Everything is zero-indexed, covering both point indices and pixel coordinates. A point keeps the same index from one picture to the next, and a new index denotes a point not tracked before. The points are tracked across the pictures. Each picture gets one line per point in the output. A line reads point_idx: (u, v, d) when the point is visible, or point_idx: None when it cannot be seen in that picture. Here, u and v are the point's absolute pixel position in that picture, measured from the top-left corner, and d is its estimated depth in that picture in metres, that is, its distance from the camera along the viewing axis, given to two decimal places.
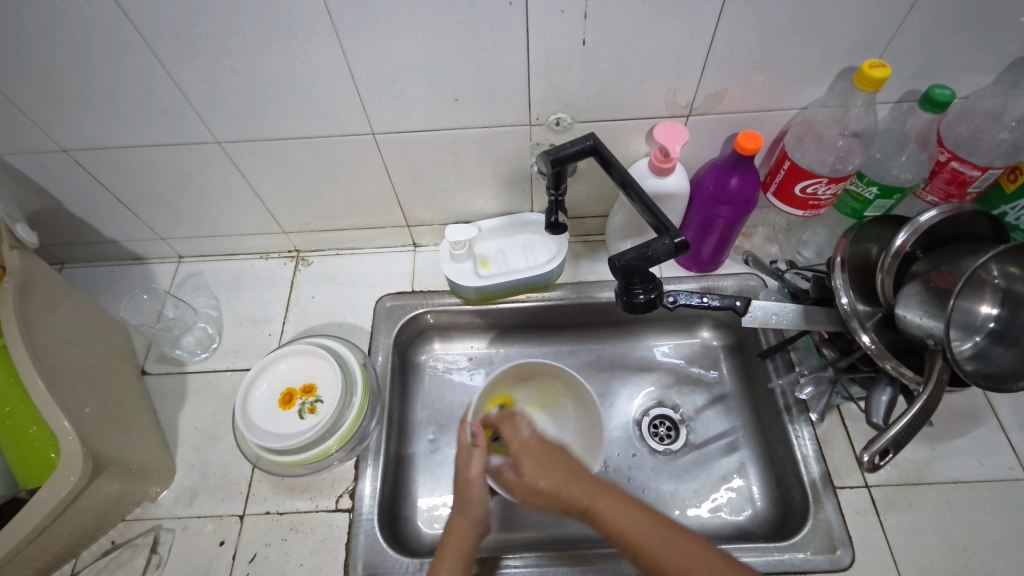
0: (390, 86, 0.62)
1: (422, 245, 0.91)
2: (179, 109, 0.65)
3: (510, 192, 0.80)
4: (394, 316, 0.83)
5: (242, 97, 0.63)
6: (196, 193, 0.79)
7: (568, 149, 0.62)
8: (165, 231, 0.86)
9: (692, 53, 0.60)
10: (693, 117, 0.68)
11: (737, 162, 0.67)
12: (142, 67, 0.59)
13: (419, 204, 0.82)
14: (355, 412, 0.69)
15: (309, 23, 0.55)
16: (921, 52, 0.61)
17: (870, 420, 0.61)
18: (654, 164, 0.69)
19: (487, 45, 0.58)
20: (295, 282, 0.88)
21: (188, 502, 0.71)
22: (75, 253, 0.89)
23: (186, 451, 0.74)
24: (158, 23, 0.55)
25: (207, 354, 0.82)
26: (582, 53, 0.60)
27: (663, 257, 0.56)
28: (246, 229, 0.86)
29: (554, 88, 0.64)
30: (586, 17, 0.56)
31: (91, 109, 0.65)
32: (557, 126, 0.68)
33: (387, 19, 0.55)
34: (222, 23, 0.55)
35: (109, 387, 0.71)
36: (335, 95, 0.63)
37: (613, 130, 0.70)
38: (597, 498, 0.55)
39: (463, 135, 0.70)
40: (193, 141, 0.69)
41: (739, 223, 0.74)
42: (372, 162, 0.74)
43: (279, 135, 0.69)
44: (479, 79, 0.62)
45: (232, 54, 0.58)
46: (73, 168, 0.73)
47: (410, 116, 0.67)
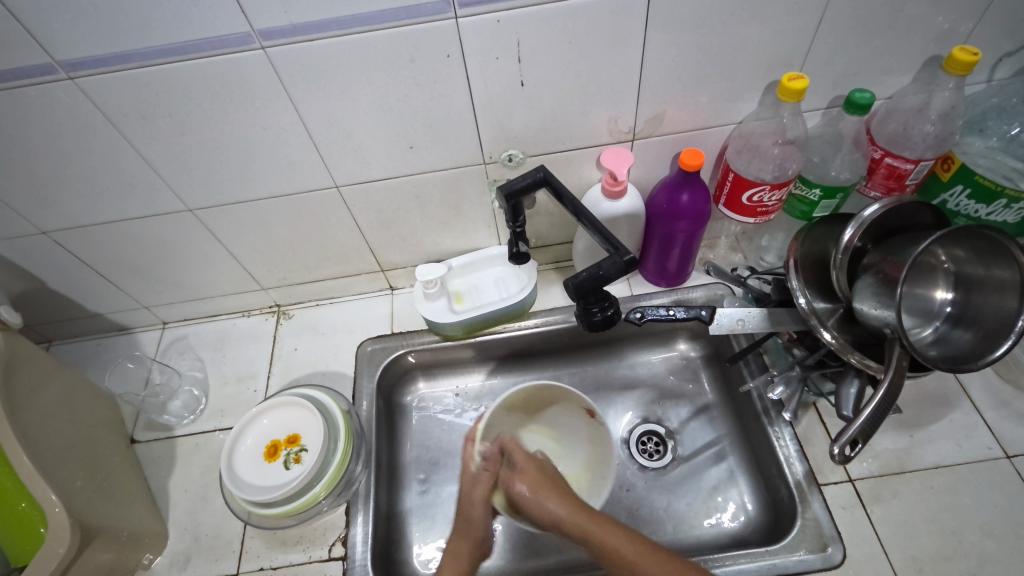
0: (347, 141, 0.66)
1: (398, 288, 0.93)
2: (150, 183, 0.68)
3: (476, 229, 0.84)
4: (376, 360, 0.84)
5: (207, 165, 0.67)
6: (174, 259, 0.81)
7: (521, 182, 0.66)
8: (148, 299, 0.88)
9: (626, 83, 0.64)
10: (637, 141, 0.72)
11: (685, 179, 0.71)
12: (112, 148, 0.63)
13: (391, 249, 0.85)
14: (340, 457, 0.70)
15: (263, 90, 0.59)
16: (838, 61, 0.65)
17: (842, 413, 0.63)
18: (606, 189, 0.72)
19: (433, 95, 0.62)
20: (277, 336, 0.90)
21: (182, 567, 0.71)
22: (60, 329, 0.91)
23: (177, 514, 0.75)
24: (122, 105, 0.58)
25: (195, 416, 0.83)
26: (522, 92, 0.63)
27: (615, 275, 0.58)
28: (225, 290, 0.89)
29: (502, 128, 0.67)
30: (520, 61, 0.60)
31: (66, 190, 0.68)
32: (510, 162, 0.72)
33: (336, 81, 0.59)
34: (182, 101, 0.59)
35: (97, 459, 0.72)
36: (296, 155, 0.67)
37: (564, 160, 0.73)
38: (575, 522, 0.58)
39: (423, 180, 0.73)
40: (167, 211, 0.73)
41: (697, 236, 0.77)
42: (340, 214, 0.77)
43: (249, 197, 0.72)
44: (430, 126, 0.66)
45: (194, 128, 0.62)
46: (54, 249, 0.76)
47: (371, 167, 0.70)
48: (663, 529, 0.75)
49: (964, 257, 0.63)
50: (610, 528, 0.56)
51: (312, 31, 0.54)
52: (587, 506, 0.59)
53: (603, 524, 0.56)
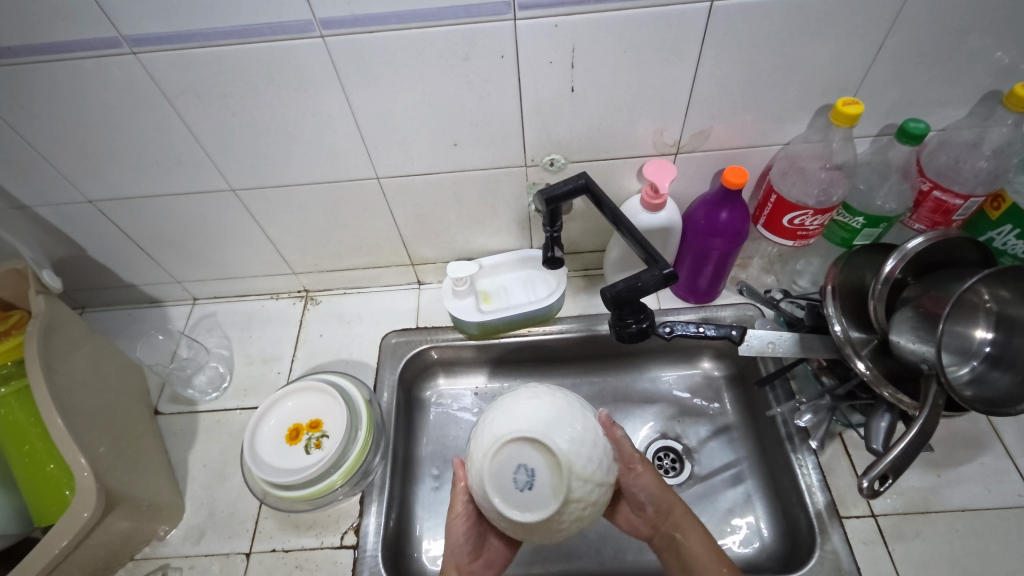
0: (393, 134, 0.66)
1: (426, 283, 0.94)
2: (197, 160, 0.69)
3: (510, 230, 0.84)
4: (400, 353, 0.85)
5: (254, 147, 0.68)
6: (210, 237, 0.82)
7: (561, 188, 0.66)
8: (181, 274, 0.90)
9: (676, 96, 0.64)
10: (681, 154, 0.71)
11: (726, 197, 0.70)
12: (164, 124, 0.64)
13: (423, 244, 0.85)
14: (359, 447, 0.70)
15: (318, 78, 0.59)
16: (893, 89, 0.64)
17: (871, 446, 0.62)
18: (645, 201, 0.71)
19: (482, 94, 0.62)
20: (304, 321, 0.91)
21: (196, 541, 0.72)
22: (93, 297, 0.93)
23: (195, 488, 0.76)
24: (179, 83, 0.60)
25: (218, 393, 0.84)
26: (571, 98, 0.63)
27: (652, 288, 0.57)
28: (257, 271, 0.90)
29: (547, 132, 0.67)
30: (573, 67, 0.60)
31: (116, 162, 0.69)
32: (552, 166, 0.72)
33: (388, 73, 0.59)
34: (237, 83, 0.60)
35: (121, 426, 0.73)
36: (341, 144, 0.68)
37: (606, 169, 0.73)
38: (674, 518, 0.64)
39: (463, 177, 0.73)
40: (210, 190, 0.74)
41: (732, 255, 0.77)
42: (378, 206, 0.78)
43: (291, 182, 0.73)
44: (476, 125, 0.66)
45: (245, 110, 0.63)
46: (98, 218, 0.78)
47: (413, 161, 0.71)
48: None
49: (1009, 298, 0.61)
50: (697, 536, 0.62)
51: (371, 23, 0.54)
52: (670, 518, 0.64)
53: (692, 537, 0.62)
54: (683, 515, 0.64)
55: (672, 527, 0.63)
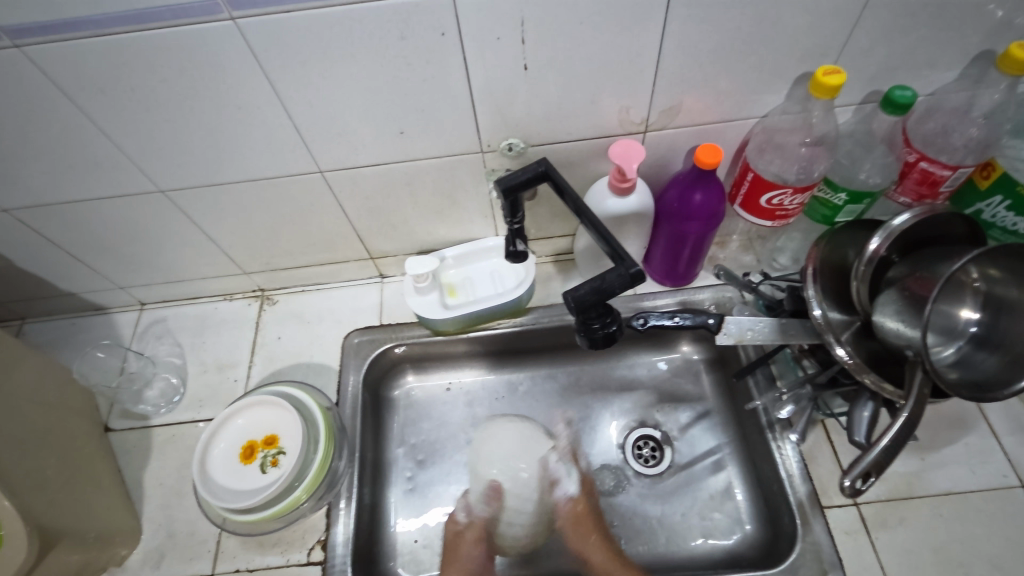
0: (331, 123, 0.60)
1: (389, 276, 0.88)
2: (116, 161, 0.62)
3: (472, 218, 0.78)
4: (363, 353, 0.81)
5: (176, 144, 0.61)
6: (149, 241, 0.76)
7: (520, 176, 0.60)
8: (123, 280, 0.83)
9: (642, 69, 0.58)
10: (650, 133, 0.66)
11: (700, 177, 0.66)
12: (71, 124, 0.57)
13: (381, 237, 0.80)
14: (320, 459, 0.66)
15: (236, 66, 0.53)
16: (878, 52, 0.58)
17: (854, 439, 0.59)
18: (613, 184, 0.66)
19: (425, 76, 0.56)
20: (260, 323, 0.86)
21: (155, 565, 0.68)
22: (30, 307, 0.86)
23: (152, 509, 0.72)
24: (79, 78, 0.52)
25: (172, 406, 0.79)
26: (526, 77, 0.57)
27: (618, 289, 0.51)
28: (205, 273, 0.84)
29: (501, 115, 0.61)
30: (524, 43, 0.53)
31: (23, 166, 0.62)
32: (510, 151, 0.66)
33: (316, 58, 0.53)
34: (145, 74, 0.52)
35: (66, 447, 0.69)
36: (275, 136, 0.61)
37: (570, 151, 0.67)
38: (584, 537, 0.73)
39: (415, 167, 0.67)
40: (138, 192, 0.67)
41: (709, 237, 0.72)
42: (326, 201, 0.72)
43: (225, 180, 0.66)
44: (422, 112, 0.60)
45: (159, 103, 0.56)
46: (18, 227, 0.71)
47: (358, 152, 0.64)
48: (657, 541, 0.73)
49: (999, 276, 0.57)
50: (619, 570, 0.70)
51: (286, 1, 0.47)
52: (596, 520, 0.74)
53: (600, 539, 0.72)
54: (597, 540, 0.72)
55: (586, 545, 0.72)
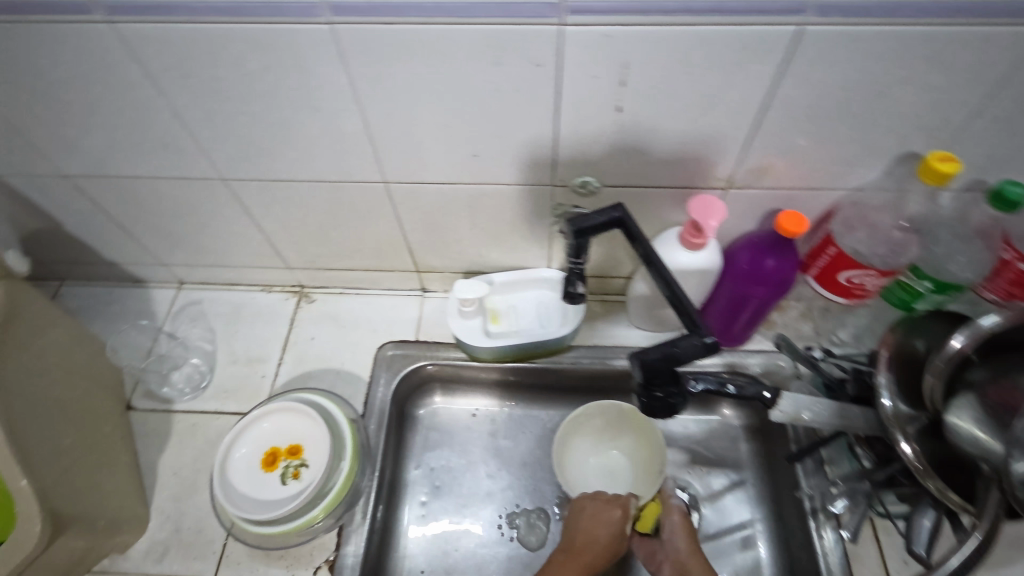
0: (406, 138, 0.58)
1: (431, 291, 0.86)
2: (183, 145, 0.61)
3: (527, 247, 0.75)
4: (395, 366, 0.79)
5: (247, 137, 0.59)
6: (199, 224, 0.75)
7: (592, 219, 0.58)
8: (166, 258, 0.82)
9: (738, 127, 0.55)
10: (731, 191, 0.62)
11: (777, 244, 0.62)
12: (147, 104, 0.56)
13: (431, 252, 0.77)
14: (344, 477, 0.64)
15: (322, 70, 0.51)
16: (992, 143, 0.55)
17: (912, 548, 0.55)
18: (685, 238, 0.63)
19: (512, 105, 0.53)
20: (295, 320, 0.84)
21: (158, 558, 0.66)
22: (72, 270, 0.86)
23: (163, 498, 0.70)
24: (164, 62, 0.51)
25: (196, 393, 0.78)
26: (616, 119, 0.54)
27: (691, 358, 0.48)
28: (248, 262, 0.83)
29: (582, 152, 0.59)
30: (622, 85, 0.51)
31: (92, 138, 0.61)
32: (583, 189, 0.63)
33: (405, 72, 0.50)
34: (229, 66, 0.51)
35: (91, 423, 0.68)
36: (347, 143, 0.59)
37: (643, 197, 0.64)
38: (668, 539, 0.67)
39: (482, 191, 0.65)
40: (199, 177, 0.66)
41: (772, 304, 0.69)
42: (384, 211, 0.70)
43: (288, 178, 0.65)
44: (501, 139, 0.57)
45: (238, 95, 0.54)
46: (75, 194, 0.70)
47: (427, 169, 0.62)
48: None
49: None
50: None
51: (387, 13, 0.45)
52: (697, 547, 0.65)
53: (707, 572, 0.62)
54: (683, 538, 0.66)
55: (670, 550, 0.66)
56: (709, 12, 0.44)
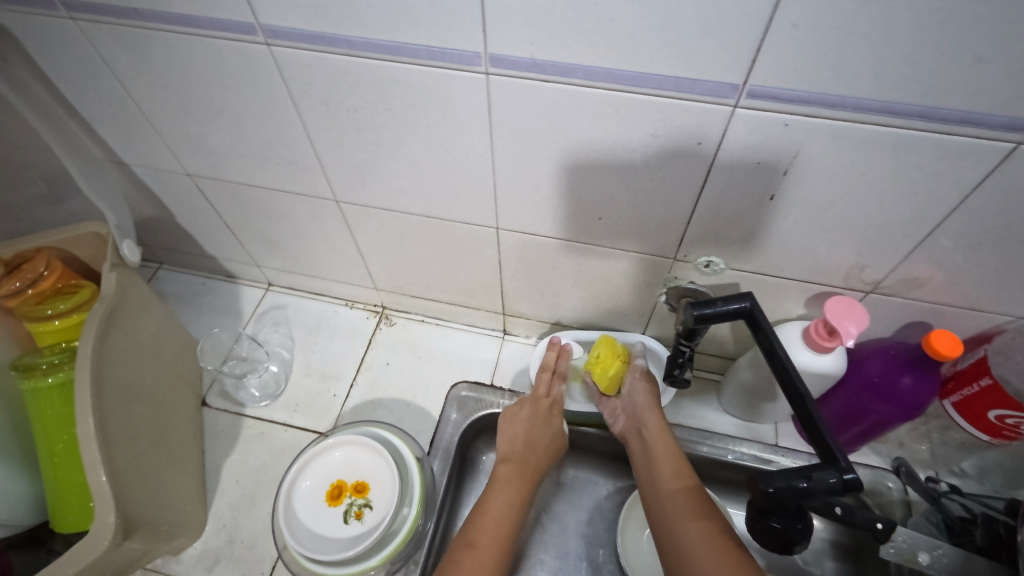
0: (532, 190, 0.55)
1: (512, 334, 0.83)
2: (308, 164, 0.61)
3: (625, 311, 0.71)
4: (466, 409, 0.75)
5: (371, 165, 0.58)
6: (302, 235, 0.75)
7: (719, 306, 0.52)
8: (262, 260, 0.83)
9: (903, 235, 0.49)
10: (873, 295, 0.56)
11: (920, 361, 0.55)
12: (283, 122, 0.56)
13: (522, 299, 0.75)
14: (408, 527, 0.61)
15: (465, 115, 0.49)
16: None
17: None
18: (812, 338, 0.57)
19: (655, 176, 0.50)
20: (373, 342, 0.83)
21: (208, 568, 0.65)
22: (172, 257, 0.89)
23: (222, 505, 0.70)
24: (311, 87, 0.51)
25: (270, 401, 0.77)
26: (765, 206, 0.50)
27: (822, 494, 0.41)
28: (338, 277, 0.82)
29: (716, 232, 0.54)
30: (785, 174, 0.46)
31: (221, 145, 0.62)
32: (705, 268, 0.59)
33: (551, 129, 0.48)
34: (374, 100, 0.50)
35: (163, 416, 0.68)
36: (469, 186, 0.57)
37: (769, 286, 0.59)
38: (667, 506, 0.51)
39: (595, 251, 0.62)
40: (314, 194, 0.65)
41: (895, 424, 0.62)
42: (487, 252, 0.67)
43: (400, 208, 0.63)
44: (632, 206, 0.54)
45: (373, 127, 0.53)
46: (193, 191, 0.71)
47: (545, 223, 0.59)
48: None
49: None
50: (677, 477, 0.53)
51: (550, 72, 0.43)
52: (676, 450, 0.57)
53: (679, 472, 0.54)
54: (683, 503, 0.50)
55: (671, 512, 0.51)
56: (913, 116, 0.39)
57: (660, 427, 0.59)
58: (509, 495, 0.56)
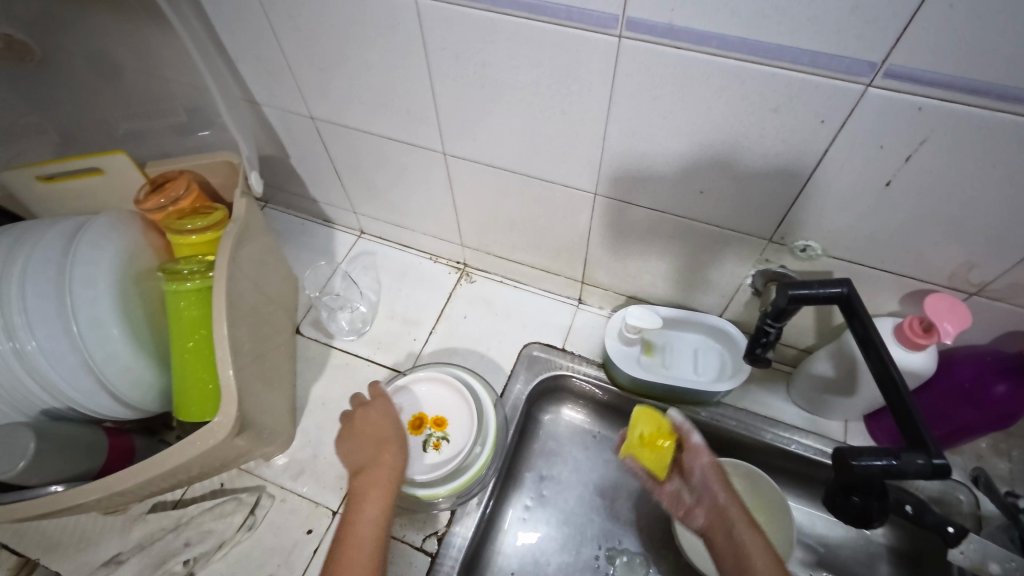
0: (639, 159, 0.57)
1: (586, 303, 0.86)
2: (424, 115, 0.65)
3: (707, 290, 0.72)
4: (536, 367, 0.80)
5: (484, 121, 0.62)
6: (402, 186, 0.80)
7: (816, 288, 0.53)
8: (359, 207, 0.89)
9: (1022, 235, 0.48)
10: (977, 298, 0.55)
11: (1016, 369, 0.54)
12: (411, 73, 0.60)
13: (604, 269, 0.77)
14: (480, 463, 0.66)
15: (589, 78, 0.51)
16: None
17: None
18: (905, 335, 0.57)
19: (768, 153, 0.51)
20: (453, 295, 0.88)
21: (294, 476, 0.72)
22: (278, 197, 0.96)
23: (309, 423, 0.76)
24: (445, 40, 0.54)
25: (356, 336, 0.83)
26: (877, 193, 0.50)
27: (909, 475, 0.43)
28: (428, 230, 0.87)
29: (820, 215, 0.55)
30: (906, 160, 0.46)
31: (347, 91, 0.66)
32: (801, 252, 0.59)
33: (671, 97, 0.50)
34: (503, 57, 0.53)
35: (268, 335, 0.74)
36: (576, 149, 0.60)
37: (865, 278, 0.59)
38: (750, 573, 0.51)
39: (689, 226, 0.63)
40: (424, 146, 0.70)
41: (979, 432, 0.61)
42: (579, 218, 0.70)
43: (504, 166, 0.67)
44: (737, 182, 0.55)
45: (496, 83, 0.56)
46: (312, 134, 0.77)
47: (645, 193, 0.61)
48: None
49: None
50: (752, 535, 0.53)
51: (684, 40, 0.45)
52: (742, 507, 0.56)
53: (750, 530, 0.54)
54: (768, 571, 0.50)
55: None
56: None
57: (726, 487, 0.58)
58: (377, 491, 0.56)
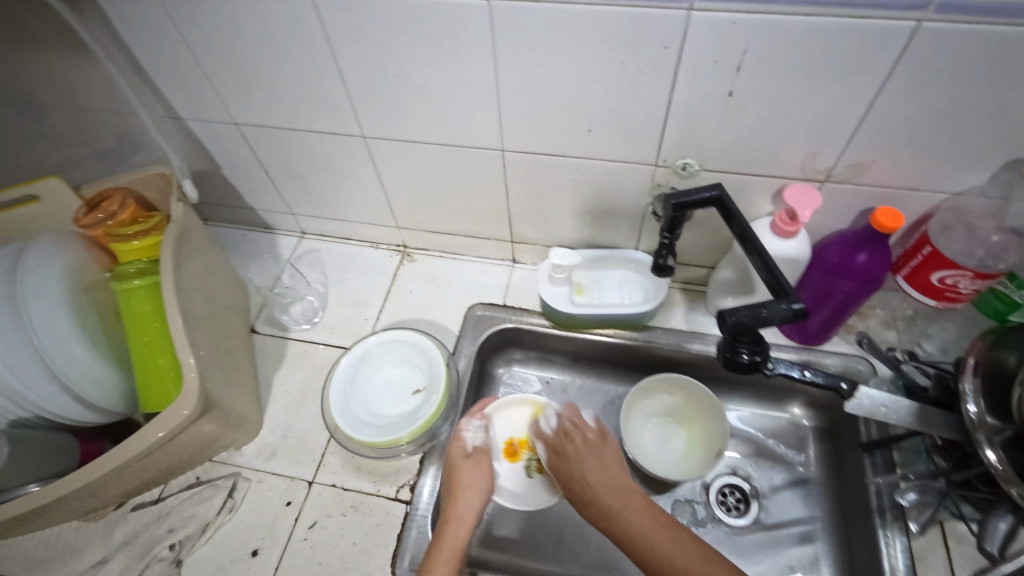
0: (531, 109, 0.65)
1: (521, 262, 0.93)
2: (338, 102, 0.71)
3: (619, 226, 0.81)
4: (482, 325, 0.86)
5: (392, 99, 0.69)
6: (332, 178, 0.86)
7: (694, 196, 0.62)
8: (296, 207, 0.94)
9: (843, 120, 0.58)
10: (828, 184, 0.66)
11: (870, 238, 0.64)
12: (319, 64, 0.66)
13: (528, 223, 0.85)
14: (434, 409, 0.71)
15: (471, 41, 0.59)
16: None
17: (983, 547, 0.55)
18: (778, 226, 0.66)
19: (632, 84, 0.59)
20: (397, 275, 0.94)
21: (267, 458, 0.76)
22: (217, 212, 1.00)
23: (275, 409, 0.80)
24: (343, 26, 0.60)
25: (310, 325, 0.88)
26: (725, 104, 0.59)
27: (777, 320, 0.52)
28: (365, 219, 0.93)
29: (688, 134, 0.64)
30: (738, 70, 0.55)
31: (264, 92, 0.72)
32: (683, 170, 0.68)
33: (543, 48, 0.58)
34: (396, 34, 0.60)
35: (226, 332, 0.78)
36: (475, 111, 0.67)
37: (739, 184, 0.68)
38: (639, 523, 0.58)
39: (589, 166, 0.71)
40: (343, 132, 0.76)
41: (859, 301, 0.71)
42: (495, 177, 0.77)
43: (419, 139, 0.74)
44: (616, 115, 0.64)
45: (395, 60, 0.63)
46: (238, 140, 0.82)
47: (544, 141, 0.69)
48: None
49: None
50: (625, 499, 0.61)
51: None
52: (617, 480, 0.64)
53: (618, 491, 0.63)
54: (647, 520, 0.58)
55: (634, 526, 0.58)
56: (834, 5, 0.48)
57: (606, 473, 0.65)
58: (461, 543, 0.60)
